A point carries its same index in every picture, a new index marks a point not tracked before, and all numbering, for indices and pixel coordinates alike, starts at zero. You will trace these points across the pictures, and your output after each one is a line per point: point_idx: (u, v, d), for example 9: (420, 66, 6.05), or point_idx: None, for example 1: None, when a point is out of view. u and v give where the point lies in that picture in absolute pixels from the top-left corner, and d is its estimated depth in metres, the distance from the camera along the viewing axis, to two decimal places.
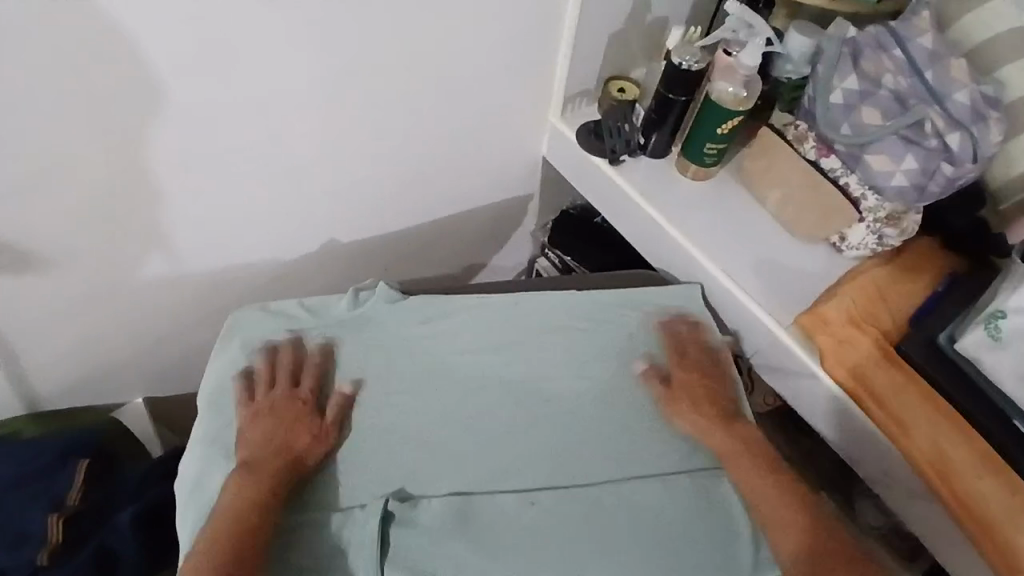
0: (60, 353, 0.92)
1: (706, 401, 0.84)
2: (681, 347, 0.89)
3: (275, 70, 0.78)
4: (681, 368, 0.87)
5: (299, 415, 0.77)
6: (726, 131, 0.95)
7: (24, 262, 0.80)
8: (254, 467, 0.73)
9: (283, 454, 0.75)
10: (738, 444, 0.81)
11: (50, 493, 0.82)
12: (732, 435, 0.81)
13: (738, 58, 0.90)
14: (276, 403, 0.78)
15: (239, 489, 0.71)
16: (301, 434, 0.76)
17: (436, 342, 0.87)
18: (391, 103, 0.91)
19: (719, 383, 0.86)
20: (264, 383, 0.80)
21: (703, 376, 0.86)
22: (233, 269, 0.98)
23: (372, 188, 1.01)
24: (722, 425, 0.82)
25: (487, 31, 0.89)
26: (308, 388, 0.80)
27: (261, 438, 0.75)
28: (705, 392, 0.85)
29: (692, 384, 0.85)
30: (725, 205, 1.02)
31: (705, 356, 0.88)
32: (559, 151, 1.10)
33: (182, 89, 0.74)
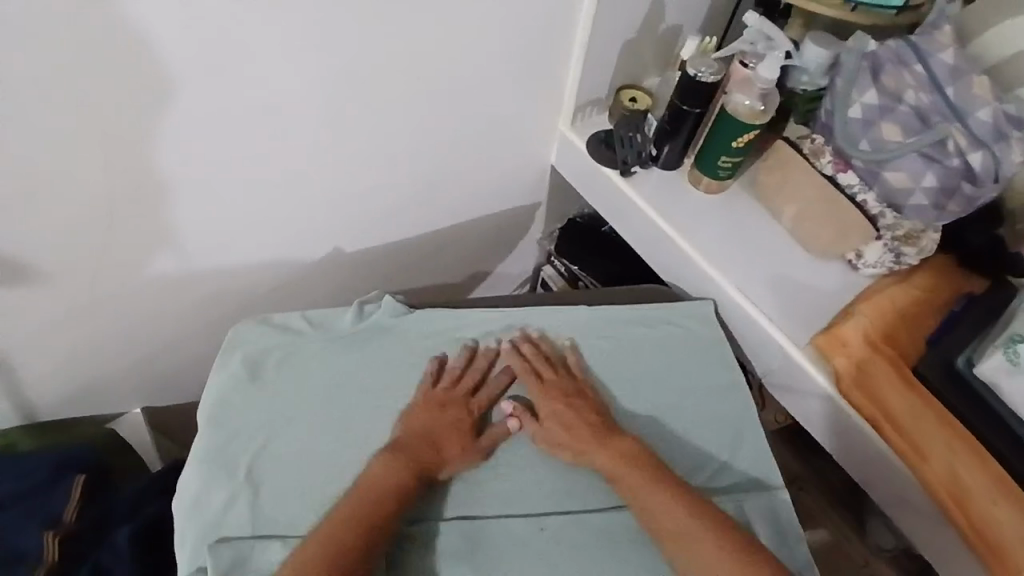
0: (57, 363, 0.90)
1: (577, 417, 0.80)
2: (528, 364, 0.85)
3: (279, 77, 0.76)
4: (537, 387, 0.83)
5: (464, 421, 0.79)
6: (741, 144, 0.93)
7: (20, 273, 0.78)
8: (406, 458, 0.75)
9: (434, 451, 0.77)
10: (623, 461, 0.77)
11: (45, 513, 0.80)
12: (612, 452, 0.77)
13: (756, 70, 0.88)
14: (448, 402, 0.80)
15: (384, 474, 0.73)
16: (455, 438, 0.78)
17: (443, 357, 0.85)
18: (399, 111, 0.89)
19: (584, 398, 0.82)
20: (443, 383, 0.82)
21: (562, 393, 0.82)
22: (235, 278, 0.96)
23: (377, 196, 0.98)
24: (602, 442, 0.78)
25: (497, 38, 0.87)
26: (483, 401, 0.82)
27: (422, 428, 0.78)
28: (568, 408, 0.81)
29: (554, 402, 0.81)
30: (738, 219, 1.00)
31: (556, 371, 0.84)
32: (568, 159, 1.08)
33: (190, 98, 0.73)
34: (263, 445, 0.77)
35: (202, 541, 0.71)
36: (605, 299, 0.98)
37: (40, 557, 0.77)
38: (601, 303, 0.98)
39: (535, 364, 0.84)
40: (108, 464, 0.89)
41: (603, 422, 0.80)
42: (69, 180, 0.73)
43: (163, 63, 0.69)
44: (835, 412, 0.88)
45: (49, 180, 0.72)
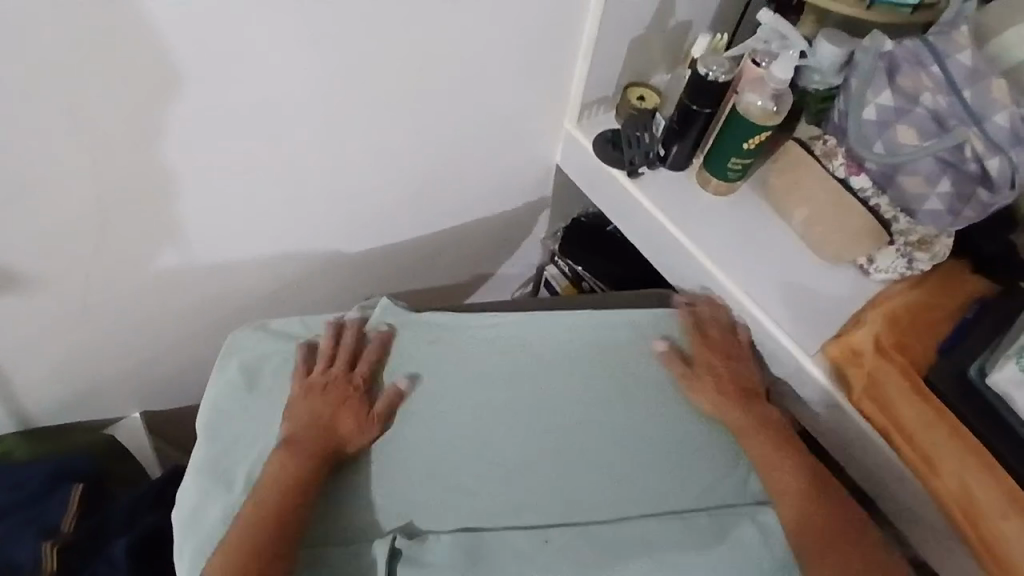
0: (53, 368, 0.88)
1: (731, 380, 0.86)
2: (695, 325, 0.90)
3: (276, 79, 0.74)
4: (700, 347, 0.88)
5: (345, 397, 0.77)
6: (752, 146, 0.90)
7: (12, 281, 0.76)
8: (302, 448, 0.73)
9: (326, 435, 0.75)
10: (763, 425, 0.83)
11: (42, 521, 0.79)
12: (754, 416, 0.83)
13: (770, 69, 0.86)
14: (324, 383, 0.78)
15: (283, 467, 0.72)
16: (345, 419, 0.76)
17: (371, 347, 0.82)
18: (401, 109, 0.86)
19: (739, 363, 0.88)
20: (318, 362, 0.80)
21: (720, 356, 0.88)
22: (235, 282, 0.94)
23: (377, 197, 0.96)
24: (745, 403, 0.84)
25: (501, 35, 0.84)
26: (360, 371, 0.80)
27: (310, 415, 0.76)
28: (723, 370, 0.86)
29: (711, 363, 0.87)
30: (747, 221, 0.98)
31: (719, 334, 0.90)
32: (574, 159, 1.05)
33: (183, 100, 0.70)
34: (258, 457, 0.75)
35: (198, 556, 0.70)
36: (608, 304, 0.96)
37: (37, 565, 0.75)
38: (607, 306, 0.96)
39: (701, 328, 0.90)
40: (105, 473, 0.87)
41: (751, 387, 0.86)
42: (62, 188, 0.71)
43: (156, 67, 0.66)
44: (846, 420, 0.87)
45: (40, 188, 0.69)
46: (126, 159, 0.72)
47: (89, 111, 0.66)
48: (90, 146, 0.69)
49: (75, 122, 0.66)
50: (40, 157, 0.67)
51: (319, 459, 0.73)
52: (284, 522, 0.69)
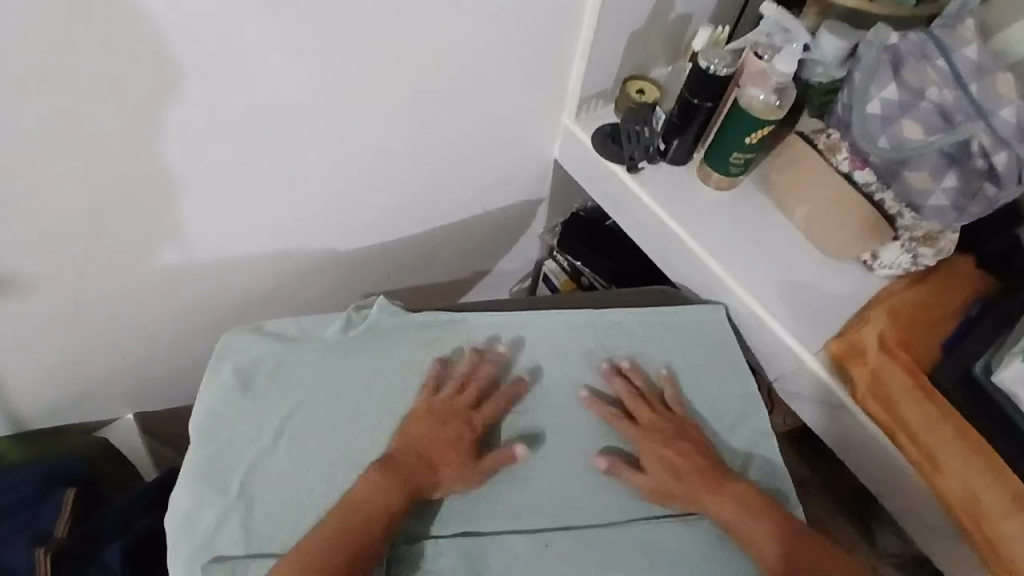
0: (44, 371, 0.87)
1: (691, 460, 0.77)
2: (629, 402, 0.82)
3: (270, 78, 0.72)
4: (638, 432, 0.79)
5: (461, 437, 0.76)
6: (755, 140, 0.88)
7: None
8: (399, 476, 0.72)
9: (429, 465, 0.74)
10: (739, 508, 0.74)
11: (35, 527, 0.78)
12: (730, 499, 0.75)
13: (772, 63, 0.84)
14: (449, 415, 0.77)
15: (374, 493, 0.71)
16: (451, 456, 0.75)
17: (502, 391, 0.81)
18: (398, 107, 0.84)
19: (692, 439, 0.79)
20: (443, 396, 0.78)
21: (665, 436, 0.79)
22: (229, 282, 0.92)
23: (373, 196, 0.95)
24: (712, 491, 0.75)
25: (500, 31, 0.83)
26: (487, 413, 0.78)
27: (419, 442, 0.75)
28: (674, 454, 0.77)
29: (657, 451, 0.78)
30: (749, 218, 0.96)
31: (657, 411, 0.81)
32: (573, 154, 1.04)
33: (173, 99, 0.68)
34: (253, 461, 0.74)
35: (191, 562, 0.69)
36: (608, 303, 0.95)
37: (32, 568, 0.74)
38: (607, 304, 0.95)
39: (639, 403, 0.81)
40: (99, 476, 0.87)
41: (715, 462, 0.78)
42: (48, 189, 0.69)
43: (142, 68, 0.64)
44: (847, 418, 0.86)
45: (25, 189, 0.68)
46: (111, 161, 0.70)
47: (73, 112, 0.64)
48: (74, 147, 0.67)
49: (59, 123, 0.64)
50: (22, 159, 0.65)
51: (410, 489, 0.72)
52: (354, 546, 0.67)
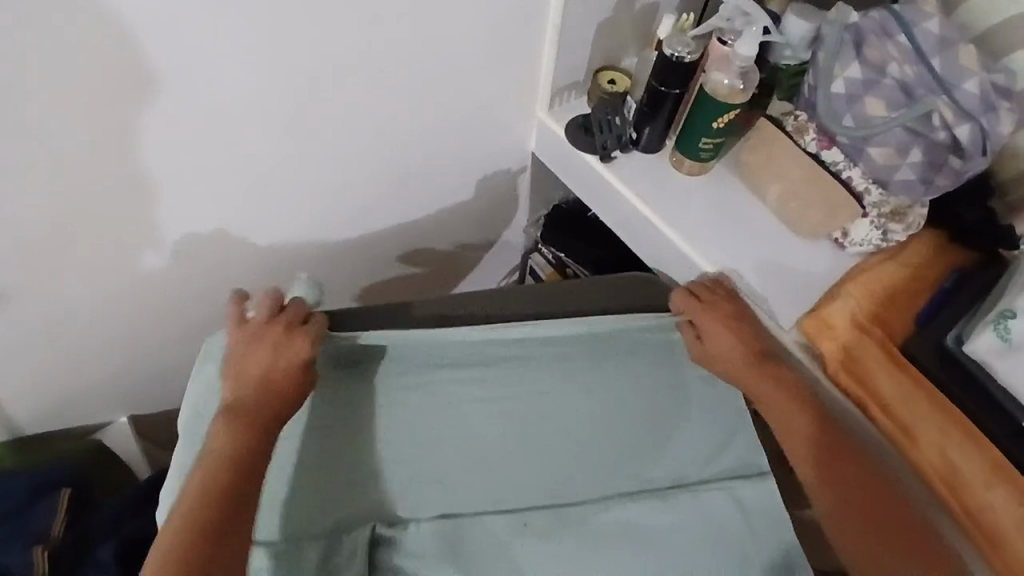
0: (37, 376, 0.90)
1: (746, 344, 0.82)
2: (696, 288, 0.85)
3: (236, 84, 0.74)
4: (702, 312, 0.83)
5: (295, 358, 0.74)
6: (722, 125, 0.90)
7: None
8: (248, 418, 0.70)
9: (268, 397, 0.72)
10: (777, 391, 0.80)
11: (26, 534, 0.77)
12: (772, 384, 0.80)
13: (735, 48, 0.86)
14: (268, 337, 0.75)
15: (228, 437, 0.69)
16: (287, 383, 0.73)
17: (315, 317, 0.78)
18: (371, 106, 0.87)
19: (750, 323, 0.84)
20: (260, 329, 0.76)
21: (730, 320, 0.83)
22: (215, 284, 0.95)
23: (349, 193, 0.97)
24: (765, 375, 0.81)
25: (467, 26, 0.85)
26: (313, 329, 0.76)
27: (253, 380, 0.73)
28: (731, 337, 0.82)
29: (733, 335, 0.82)
30: (722, 200, 0.98)
31: (723, 296, 0.84)
32: (548, 146, 1.06)
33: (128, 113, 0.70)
34: None
35: None
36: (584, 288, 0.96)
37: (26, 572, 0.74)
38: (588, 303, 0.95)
39: (709, 289, 0.85)
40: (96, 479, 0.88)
41: (769, 350, 0.83)
42: (25, 205, 0.71)
43: (109, 80, 0.66)
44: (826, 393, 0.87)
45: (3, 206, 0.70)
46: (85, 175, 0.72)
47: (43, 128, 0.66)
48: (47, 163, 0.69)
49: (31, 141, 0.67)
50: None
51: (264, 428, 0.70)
52: (237, 504, 0.66)
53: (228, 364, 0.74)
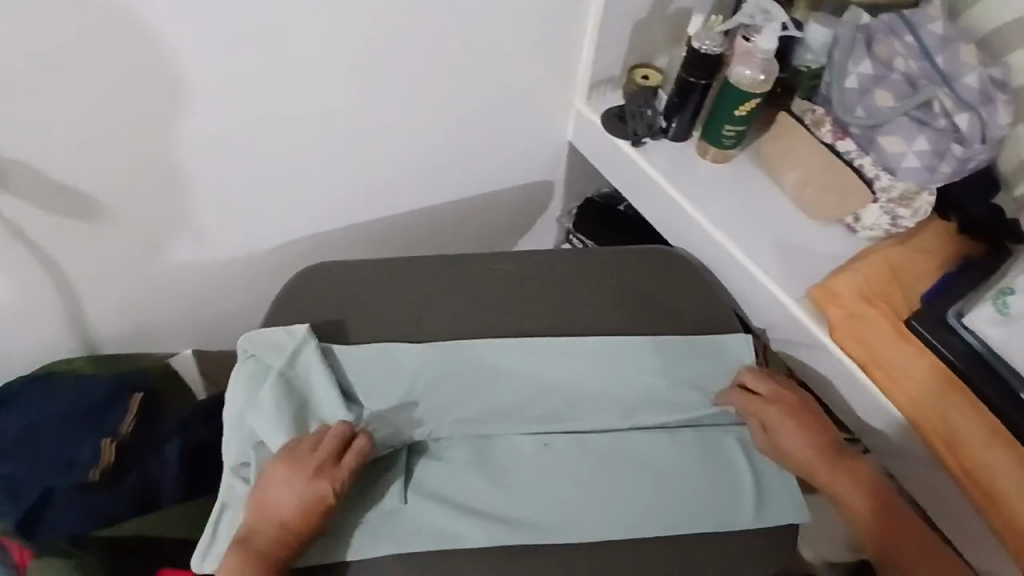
0: (111, 308, 0.96)
1: (816, 440, 0.82)
2: (753, 384, 0.85)
3: (319, 41, 0.85)
4: (767, 407, 0.83)
5: (319, 499, 0.72)
6: (743, 113, 0.99)
7: (83, 207, 0.84)
8: (257, 551, 0.70)
9: (280, 533, 0.70)
10: (853, 486, 0.81)
11: (101, 427, 0.84)
12: (847, 478, 0.81)
13: (757, 42, 0.95)
14: (300, 469, 0.73)
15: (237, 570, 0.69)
16: (305, 520, 0.71)
17: (358, 445, 0.75)
18: (432, 78, 0.98)
19: (815, 418, 0.84)
20: (299, 456, 0.74)
21: (797, 420, 0.83)
22: (275, 238, 1.04)
23: (403, 162, 1.06)
24: (843, 472, 0.81)
25: (521, 8, 0.96)
26: (348, 471, 0.74)
27: (273, 512, 0.71)
28: (802, 435, 0.82)
29: (808, 444, 0.82)
30: (744, 186, 1.05)
31: (782, 390, 0.85)
32: (585, 134, 1.14)
33: (234, 53, 0.81)
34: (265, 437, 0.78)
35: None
36: (625, 261, 0.95)
37: (96, 457, 0.81)
38: (630, 303, 0.92)
39: (768, 383, 0.85)
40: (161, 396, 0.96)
41: (836, 441, 0.83)
42: (136, 120, 0.81)
43: (219, 22, 0.77)
44: (831, 362, 0.91)
45: (117, 119, 0.80)
46: (189, 99, 0.82)
47: (162, 48, 0.77)
48: (161, 84, 0.79)
49: (152, 60, 0.77)
50: (119, 87, 0.77)
51: (271, 564, 0.69)
52: None
53: (258, 485, 0.74)
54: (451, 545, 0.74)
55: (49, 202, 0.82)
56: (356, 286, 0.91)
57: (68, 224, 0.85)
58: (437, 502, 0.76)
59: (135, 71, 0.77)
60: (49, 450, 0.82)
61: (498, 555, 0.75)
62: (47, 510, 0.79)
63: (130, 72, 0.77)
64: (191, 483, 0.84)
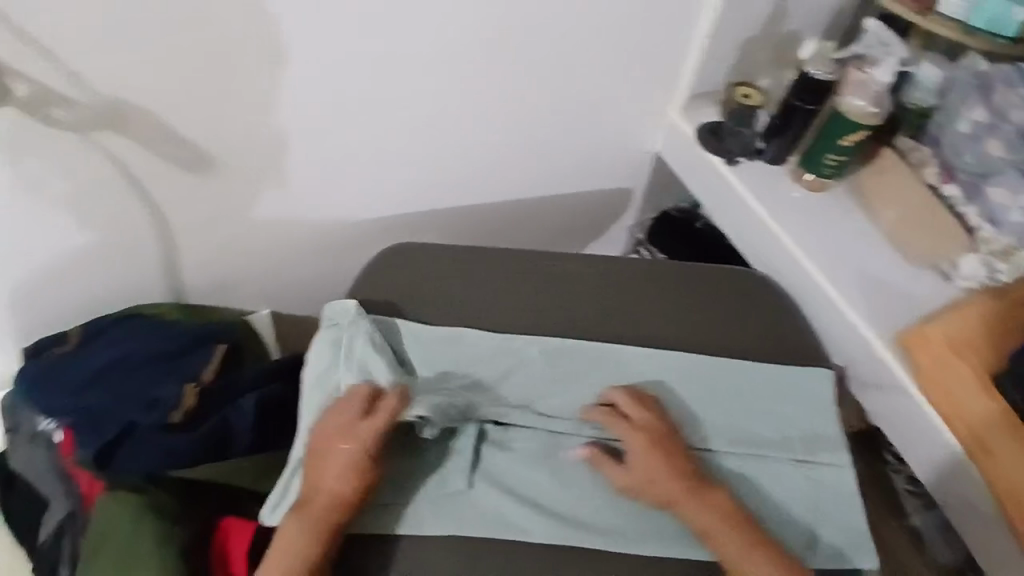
0: (200, 260, 0.99)
1: (679, 465, 0.76)
2: (623, 404, 0.80)
3: (437, 22, 0.87)
4: (632, 431, 0.78)
5: (357, 457, 0.73)
6: (848, 143, 0.96)
7: (193, 158, 0.87)
8: (307, 511, 0.72)
9: (327, 493, 0.72)
10: (716, 515, 0.74)
11: (184, 370, 0.89)
12: (711, 506, 0.74)
13: (872, 74, 0.93)
14: (339, 430, 0.74)
15: (291, 529, 0.71)
16: (347, 480, 0.72)
17: (387, 404, 0.75)
18: (535, 71, 0.99)
19: (679, 444, 0.78)
20: (336, 416, 0.76)
21: (662, 445, 0.77)
22: (361, 212, 1.05)
23: (494, 152, 1.07)
24: (703, 505, 0.74)
25: (635, 11, 0.96)
26: (379, 427, 0.74)
27: (320, 471, 0.73)
28: (666, 462, 0.76)
29: (666, 472, 0.75)
30: (838, 217, 1.02)
31: (651, 414, 0.79)
32: (676, 145, 1.13)
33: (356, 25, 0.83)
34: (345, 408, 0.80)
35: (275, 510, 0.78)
36: (710, 277, 0.94)
37: (178, 400, 0.86)
38: (710, 320, 0.91)
39: (637, 404, 0.80)
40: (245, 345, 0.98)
41: (700, 468, 0.77)
42: (255, 79, 0.83)
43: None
44: (911, 407, 0.89)
45: (238, 76, 0.82)
46: (306, 66, 0.84)
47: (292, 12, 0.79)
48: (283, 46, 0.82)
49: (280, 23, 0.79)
50: (247, 45, 0.80)
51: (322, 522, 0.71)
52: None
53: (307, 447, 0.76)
54: (512, 536, 0.75)
55: (164, 149, 0.85)
56: (436, 270, 0.92)
57: (176, 172, 0.88)
58: (500, 491, 0.77)
59: (264, 31, 0.80)
60: (134, 386, 0.86)
61: (555, 551, 0.75)
62: (126, 446, 0.83)
63: (259, 31, 0.79)
64: (263, 437, 0.88)
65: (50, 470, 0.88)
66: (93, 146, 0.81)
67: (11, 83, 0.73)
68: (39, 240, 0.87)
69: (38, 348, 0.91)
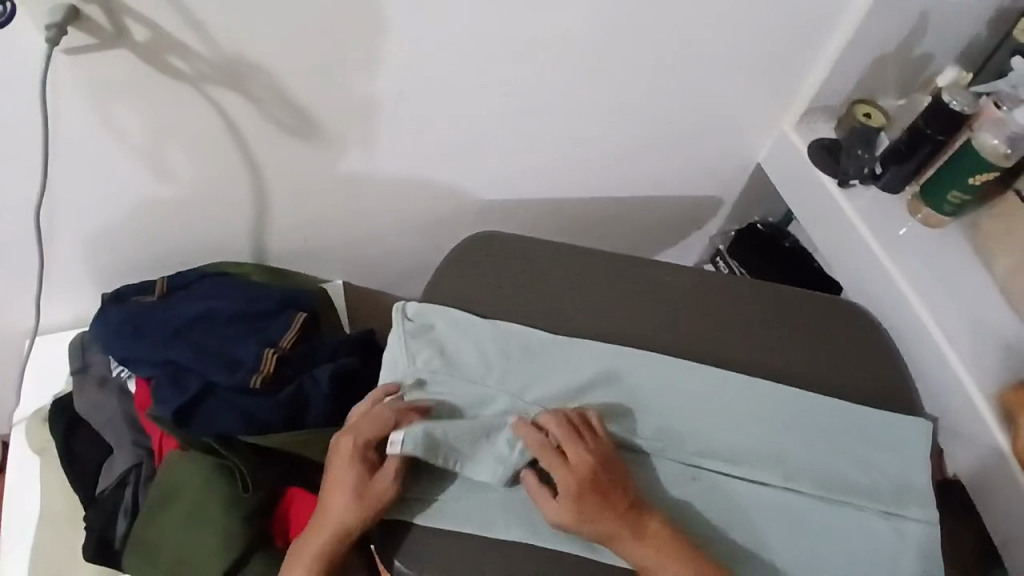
0: (288, 223, 0.98)
1: (613, 502, 0.72)
2: (554, 432, 0.75)
3: (562, 8, 0.83)
4: (564, 471, 0.72)
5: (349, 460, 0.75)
6: (978, 182, 0.92)
7: (296, 122, 0.84)
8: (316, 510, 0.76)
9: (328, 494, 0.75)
10: (655, 553, 0.70)
11: (265, 334, 0.87)
12: (650, 543, 0.71)
13: (1012, 113, 0.87)
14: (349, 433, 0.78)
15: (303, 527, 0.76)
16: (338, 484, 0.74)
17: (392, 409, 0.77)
18: (650, 69, 0.94)
19: (615, 475, 0.73)
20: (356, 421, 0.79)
21: (596, 484, 0.72)
22: (454, 191, 1.03)
23: (593, 146, 1.03)
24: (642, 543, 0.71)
25: (766, 17, 0.91)
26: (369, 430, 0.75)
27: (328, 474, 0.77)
28: (601, 499, 0.71)
29: (603, 510, 0.71)
30: (945, 255, 0.98)
31: (586, 446, 0.74)
32: (782, 159, 1.09)
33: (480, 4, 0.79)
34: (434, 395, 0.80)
35: None
36: (812, 306, 0.91)
37: (257, 363, 0.84)
38: (811, 350, 0.88)
39: (567, 434, 0.74)
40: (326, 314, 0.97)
41: (637, 496, 0.73)
42: (369, 48, 0.80)
43: None
44: (1003, 469, 0.86)
45: (353, 44, 0.79)
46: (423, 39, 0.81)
47: None
48: (404, 18, 0.78)
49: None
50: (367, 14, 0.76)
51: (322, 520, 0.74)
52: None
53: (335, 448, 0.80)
54: (585, 553, 0.73)
55: (270, 111, 0.82)
56: (526, 262, 0.91)
57: (278, 135, 0.85)
58: None
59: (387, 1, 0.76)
60: (216, 343, 0.85)
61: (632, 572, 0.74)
62: (203, 404, 0.83)
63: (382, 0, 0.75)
64: (335, 411, 0.87)
65: (123, 418, 0.88)
66: (201, 101, 0.78)
67: (132, 27, 0.69)
68: (133, 188, 0.86)
69: (119, 295, 0.91)
